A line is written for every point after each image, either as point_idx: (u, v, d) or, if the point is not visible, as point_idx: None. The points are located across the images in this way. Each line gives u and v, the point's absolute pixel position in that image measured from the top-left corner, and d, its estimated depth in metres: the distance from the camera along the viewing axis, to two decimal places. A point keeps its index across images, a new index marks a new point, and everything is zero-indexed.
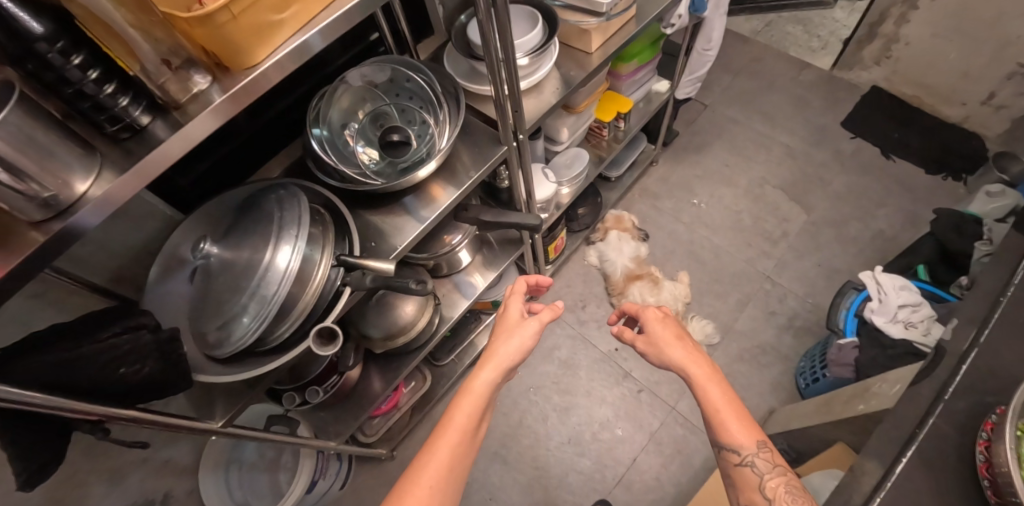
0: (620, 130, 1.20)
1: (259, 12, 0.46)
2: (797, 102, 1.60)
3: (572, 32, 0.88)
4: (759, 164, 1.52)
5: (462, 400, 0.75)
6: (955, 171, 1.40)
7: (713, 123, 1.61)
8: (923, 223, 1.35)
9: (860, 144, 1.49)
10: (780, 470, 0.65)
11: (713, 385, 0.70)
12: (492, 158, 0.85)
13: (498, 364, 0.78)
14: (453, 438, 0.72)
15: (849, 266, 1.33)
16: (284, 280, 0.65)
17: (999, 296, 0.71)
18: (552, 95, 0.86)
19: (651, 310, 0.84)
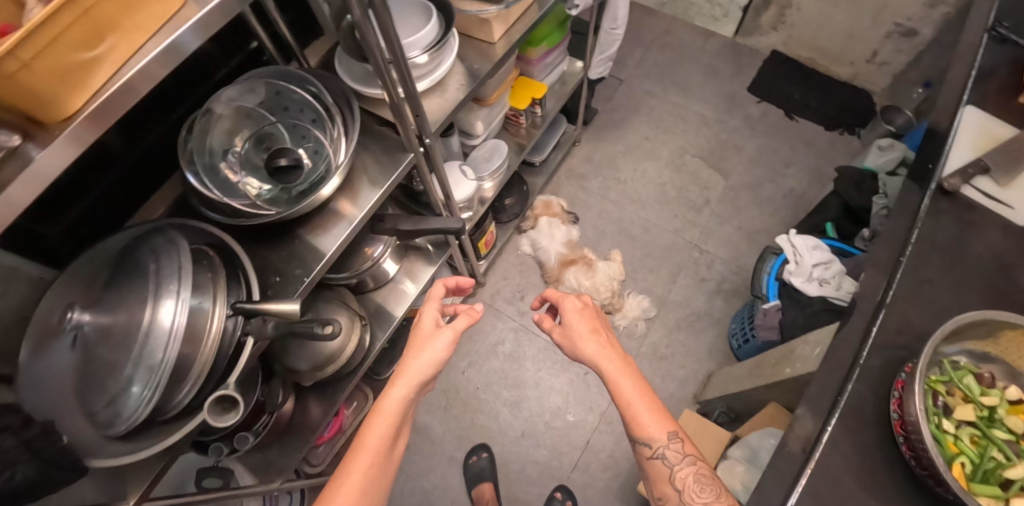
0: (537, 115, 1.16)
1: (62, 52, 0.36)
2: (706, 70, 1.64)
3: (472, 21, 0.81)
4: (677, 134, 1.55)
5: (375, 421, 0.71)
6: (849, 126, 1.50)
7: (630, 98, 1.61)
8: (826, 177, 1.44)
9: (766, 108, 1.56)
10: (691, 460, 0.68)
11: (625, 376, 0.72)
12: (402, 164, 0.79)
13: (410, 378, 0.74)
14: (365, 462, 0.68)
15: (766, 226, 1.41)
16: (171, 341, 0.55)
17: (901, 255, 0.75)
18: (456, 94, 0.80)
19: (573, 302, 0.82)
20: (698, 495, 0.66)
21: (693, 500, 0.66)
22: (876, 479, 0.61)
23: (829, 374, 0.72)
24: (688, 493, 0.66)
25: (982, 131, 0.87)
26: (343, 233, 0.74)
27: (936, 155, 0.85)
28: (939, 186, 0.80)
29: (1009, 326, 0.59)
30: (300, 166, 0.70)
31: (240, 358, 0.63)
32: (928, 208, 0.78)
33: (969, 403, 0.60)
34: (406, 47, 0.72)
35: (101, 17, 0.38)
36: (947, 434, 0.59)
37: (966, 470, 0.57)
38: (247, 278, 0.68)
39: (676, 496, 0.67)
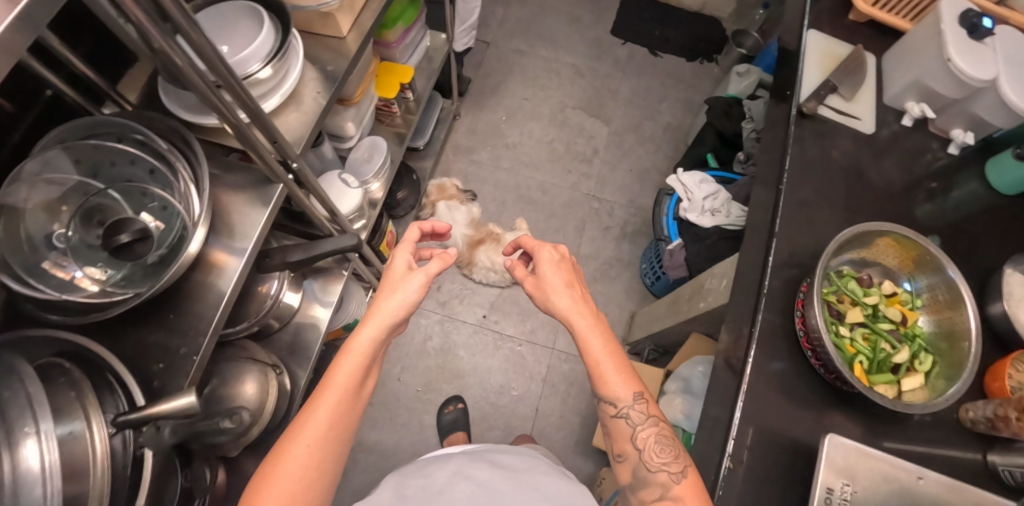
0: (410, 100, 1.20)
1: None
2: (569, 19, 1.62)
3: (313, 19, 0.83)
4: (554, 89, 1.53)
5: (341, 363, 0.67)
6: (707, 55, 1.60)
7: (500, 59, 1.56)
8: (695, 106, 1.53)
9: (631, 49, 1.59)
10: (652, 422, 0.70)
11: (594, 334, 0.73)
12: (273, 199, 0.71)
13: (383, 317, 0.69)
14: (333, 401, 0.65)
15: (653, 163, 1.47)
16: (50, 486, 0.36)
17: (780, 185, 0.83)
18: (313, 103, 0.81)
19: (545, 259, 0.81)
20: (658, 455, 0.67)
21: (652, 460, 0.67)
22: (792, 390, 0.70)
23: (741, 305, 0.80)
24: (648, 452, 0.68)
25: (825, 51, 0.97)
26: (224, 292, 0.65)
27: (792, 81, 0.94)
28: (800, 111, 0.89)
29: (882, 235, 0.70)
30: (149, 236, 0.62)
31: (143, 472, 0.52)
32: (793, 136, 0.87)
33: (855, 306, 0.71)
34: (243, 62, 0.70)
35: None
36: (844, 338, 0.69)
37: (862, 365, 0.68)
38: (128, 384, 0.56)
39: (635, 456, 0.69)
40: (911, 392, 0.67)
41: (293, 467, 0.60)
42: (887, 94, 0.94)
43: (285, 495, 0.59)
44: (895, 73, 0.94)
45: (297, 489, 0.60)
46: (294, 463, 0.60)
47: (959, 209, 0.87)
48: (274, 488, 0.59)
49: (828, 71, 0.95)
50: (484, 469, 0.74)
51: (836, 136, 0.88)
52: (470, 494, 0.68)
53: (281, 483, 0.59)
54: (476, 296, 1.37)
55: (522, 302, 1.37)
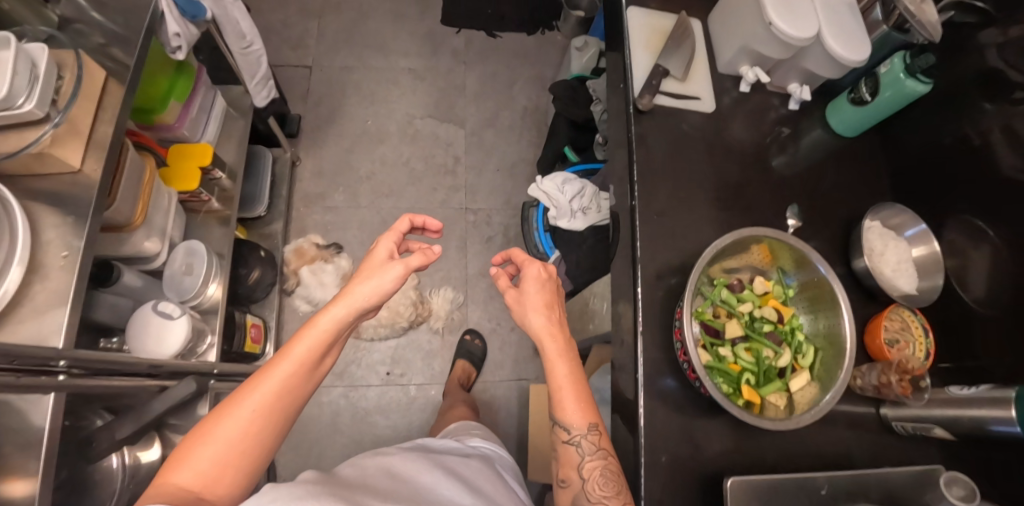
0: (221, 178, 1.00)
1: None
2: (392, 15, 1.44)
3: (27, 162, 0.65)
4: (396, 102, 1.37)
5: (307, 336, 0.60)
6: (546, 23, 1.49)
7: (329, 83, 1.36)
8: (547, 82, 1.43)
9: (467, 36, 1.45)
10: (602, 455, 0.66)
11: (560, 362, 0.68)
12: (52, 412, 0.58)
13: (362, 295, 0.62)
14: (294, 371, 0.58)
15: (520, 156, 1.38)
16: None
17: (633, 200, 0.77)
18: (62, 269, 0.65)
19: (525, 290, 0.72)
20: (600, 487, 0.64)
21: (592, 492, 0.64)
22: (687, 417, 0.69)
23: (625, 333, 0.76)
24: (590, 483, 0.65)
25: (648, 28, 0.89)
26: None
27: (623, 73, 0.86)
28: (637, 108, 0.82)
29: (755, 240, 0.68)
30: None
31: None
32: (636, 136, 0.81)
33: (730, 319, 0.70)
34: None
35: None
36: (729, 359, 0.68)
37: (750, 383, 0.67)
38: None
39: (577, 485, 0.66)
40: (802, 391, 0.68)
41: (231, 430, 0.54)
42: (721, 63, 0.89)
43: (215, 460, 0.53)
44: (723, 38, 0.89)
45: (231, 458, 0.53)
46: (233, 425, 0.54)
47: (809, 165, 0.88)
48: (205, 453, 0.53)
49: (655, 53, 0.88)
50: (411, 461, 0.68)
51: (678, 123, 0.83)
52: (393, 482, 0.61)
53: (214, 445, 0.53)
54: (373, 354, 1.23)
55: (424, 345, 1.24)
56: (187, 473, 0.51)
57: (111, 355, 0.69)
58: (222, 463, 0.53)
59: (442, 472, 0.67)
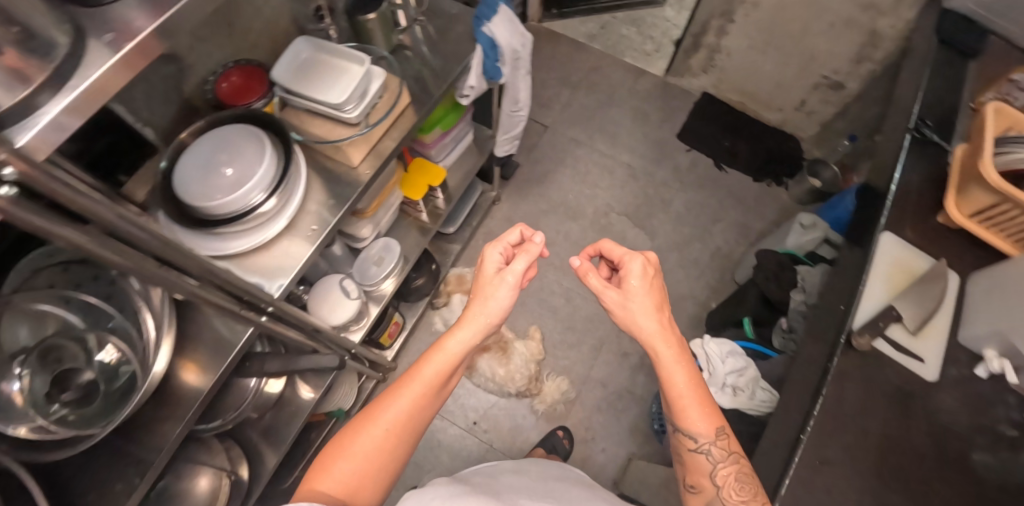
0: (439, 199, 1.09)
1: None
2: (634, 115, 1.32)
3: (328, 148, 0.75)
4: (603, 190, 1.27)
5: (432, 362, 0.63)
6: (777, 176, 1.30)
7: (556, 149, 1.30)
8: (756, 236, 1.25)
9: (695, 157, 1.30)
10: (734, 460, 0.59)
11: (679, 367, 0.59)
12: (240, 342, 0.69)
13: (482, 319, 0.64)
14: (419, 394, 0.61)
15: (692, 292, 1.22)
16: None
17: (802, 432, 0.73)
18: (304, 239, 0.71)
19: (631, 282, 0.63)
20: (737, 493, 0.58)
21: (730, 499, 0.58)
22: None
23: None
24: (728, 491, 0.58)
25: (899, 262, 0.83)
26: (189, 410, 0.65)
27: (850, 297, 0.82)
28: (848, 342, 0.77)
29: None
30: (93, 386, 0.58)
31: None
32: (836, 368, 0.76)
33: None
34: (245, 193, 0.66)
35: None
36: None
37: None
38: None
39: (710, 492, 0.59)
40: None
41: (368, 445, 0.58)
42: (964, 332, 0.77)
43: (355, 471, 0.56)
44: (980, 312, 0.76)
45: (367, 474, 0.57)
46: (371, 439, 0.58)
47: None
48: (343, 466, 0.56)
49: (895, 293, 0.81)
50: (540, 473, 0.82)
51: (885, 373, 0.76)
52: (530, 486, 0.75)
53: (353, 459, 0.57)
54: (471, 398, 1.14)
55: (518, 417, 1.13)
56: (329, 483, 0.54)
57: (300, 315, 0.75)
58: (359, 477, 0.56)
59: (573, 482, 0.79)
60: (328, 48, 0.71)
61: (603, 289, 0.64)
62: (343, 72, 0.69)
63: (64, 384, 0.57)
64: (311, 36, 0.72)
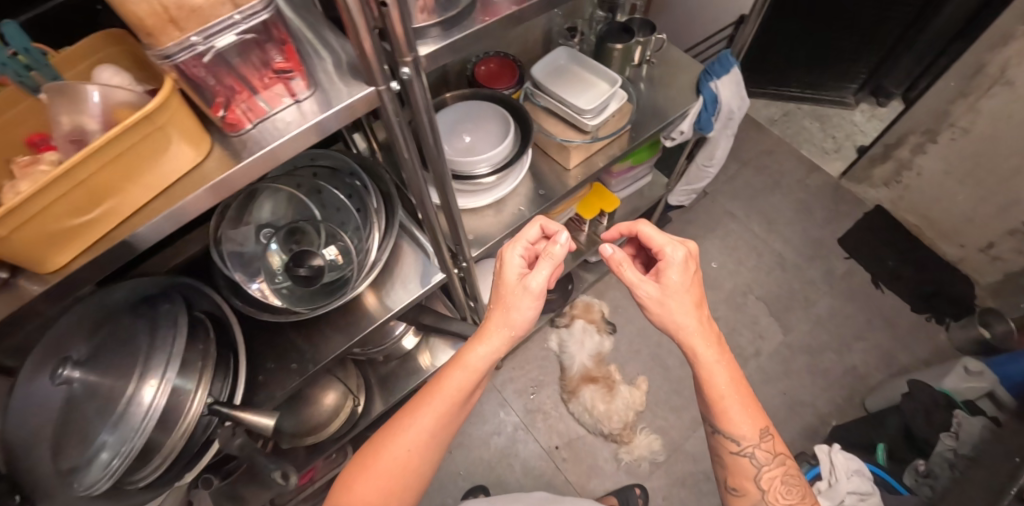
0: (603, 226, 1.06)
1: (47, 221, 0.34)
2: (797, 208, 1.30)
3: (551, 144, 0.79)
4: (746, 268, 1.25)
5: (452, 382, 0.58)
6: (939, 314, 1.20)
7: (709, 214, 1.31)
8: (898, 368, 1.15)
9: (853, 267, 1.25)
10: (779, 462, 0.56)
11: (721, 367, 0.54)
12: (432, 283, 0.71)
13: (505, 338, 0.58)
14: (441, 414, 0.57)
15: (816, 400, 1.14)
16: (146, 420, 0.51)
17: None
18: (511, 215, 0.77)
19: (675, 275, 0.57)
20: (782, 496, 0.56)
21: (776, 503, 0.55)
22: None
23: None
24: (772, 496, 0.56)
25: None
26: (363, 328, 0.67)
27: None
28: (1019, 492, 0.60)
29: None
30: (316, 274, 0.59)
31: (202, 458, 0.58)
32: None
33: None
34: (474, 162, 0.71)
35: (97, 185, 0.35)
36: None
37: None
38: (238, 374, 0.61)
39: (754, 495, 0.56)
40: None
41: (391, 461, 0.55)
42: None
43: (382, 484, 0.55)
44: None
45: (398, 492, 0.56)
46: (393, 455, 0.55)
47: None
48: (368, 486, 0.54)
49: None
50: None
51: None
52: None
53: (379, 475, 0.55)
54: (559, 422, 1.13)
55: (598, 459, 1.10)
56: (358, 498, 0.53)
57: (474, 281, 0.78)
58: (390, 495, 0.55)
59: None
60: (582, 62, 0.77)
61: (640, 282, 0.57)
62: (590, 86, 0.75)
63: (297, 261, 0.60)
64: (569, 47, 0.78)
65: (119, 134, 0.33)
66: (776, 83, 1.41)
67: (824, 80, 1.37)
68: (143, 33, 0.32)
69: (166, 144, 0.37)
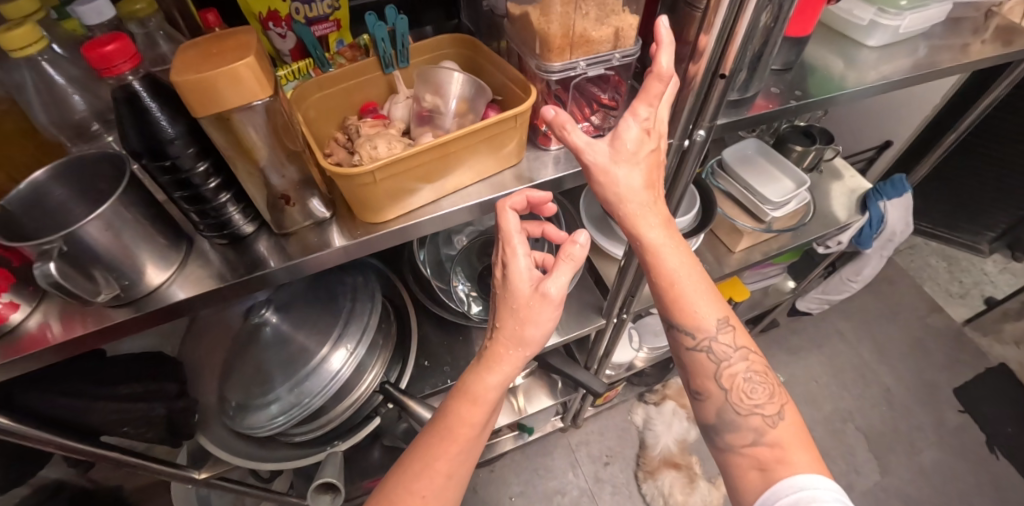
0: None
1: (403, 180, 0.36)
2: (911, 345, 1.25)
3: (722, 223, 0.76)
4: (850, 393, 1.19)
5: (459, 414, 0.39)
6: None
7: (817, 328, 1.28)
8: None
9: (968, 423, 1.15)
10: (744, 356, 0.43)
11: (669, 240, 0.41)
12: (588, 327, 0.67)
13: (512, 358, 0.39)
14: (455, 452, 0.39)
15: None
16: (330, 385, 0.55)
17: None
18: None
19: (642, 141, 0.38)
20: (749, 396, 0.42)
21: (743, 404, 0.42)
22: None
23: None
24: (738, 396, 0.42)
25: None
26: None
27: None
28: None
29: None
30: None
31: (360, 432, 0.60)
32: None
33: None
34: None
35: (447, 161, 0.37)
36: None
37: None
38: (407, 362, 0.62)
39: (718, 397, 0.43)
40: None
41: None
42: None
43: None
44: None
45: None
46: None
47: None
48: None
49: None
50: None
51: None
52: None
53: None
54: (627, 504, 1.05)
55: None
56: None
57: (614, 338, 0.74)
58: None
59: None
60: (769, 154, 0.78)
61: (590, 145, 0.37)
62: (776, 180, 0.74)
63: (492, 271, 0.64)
64: (759, 141, 0.80)
65: (488, 125, 0.36)
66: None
67: (959, 222, 1.34)
68: (542, 47, 0.37)
69: (504, 143, 0.39)
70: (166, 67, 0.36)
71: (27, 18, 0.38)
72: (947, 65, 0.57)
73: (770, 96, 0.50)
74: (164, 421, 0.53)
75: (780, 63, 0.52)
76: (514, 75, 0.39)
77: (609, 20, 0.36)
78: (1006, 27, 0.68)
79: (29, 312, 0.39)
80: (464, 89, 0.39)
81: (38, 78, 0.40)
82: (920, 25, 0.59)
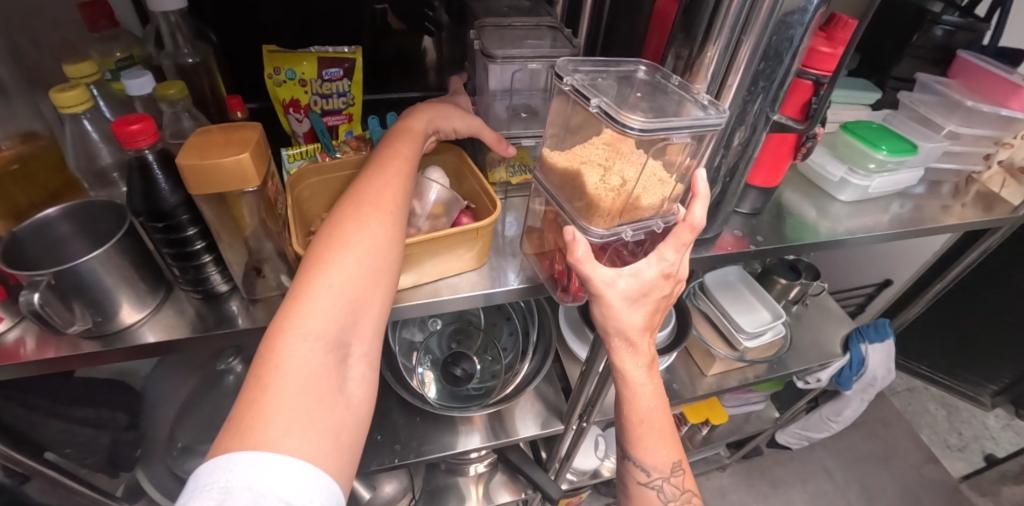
0: (701, 433, 1.00)
1: None
2: (903, 495, 1.18)
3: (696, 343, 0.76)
4: None
5: (363, 224, 0.30)
6: None
7: (803, 461, 1.22)
8: None
9: None
10: (686, 500, 0.45)
11: (650, 385, 0.41)
12: (549, 429, 0.66)
13: (398, 171, 0.35)
14: (386, 218, 0.32)
15: None
16: None
17: None
18: None
19: (659, 285, 0.37)
20: None
21: None
22: None
23: None
24: None
25: None
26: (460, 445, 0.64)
27: None
28: None
29: None
30: (470, 377, 0.66)
31: None
32: None
33: None
34: None
35: (413, 257, 0.40)
36: None
37: None
38: None
39: None
40: None
41: (366, 248, 0.30)
42: None
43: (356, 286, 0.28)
44: None
45: (349, 413, 0.25)
46: (364, 239, 0.30)
47: None
48: (314, 423, 0.24)
49: None
50: None
51: None
52: None
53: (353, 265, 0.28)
54: None
55: None
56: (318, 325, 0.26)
57: (576, 443, 0.72)
58: (336, 434, 0.24)
59: None
60: (748, 284, 0.81)
61: (609, 283, 0.36)
62: (752, 310, 0.76)
63: (458, 359, 0.67)
64: (742, 270, 0.84)
65: (453, 233, 0.40)
66: (903, 355, 1.37)
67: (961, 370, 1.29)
68: (587, 212, 0.38)
69: (465, 251, 0.43)
70: (182, 140, 0.40)
71: (83, 79, 0.44)
72: (917, 226, 0.60)
73: (736, 238, 0.53)
74: (107, 449, 0.53)
75: (748, 208, 0.55)
76: (486, 188, 0.44)
77: (659, 193, 0.38)
78: (985, 195, 0.70)
79: (11, 325, 0.41)
80: (442, 196, 0.44)
81: (76, 132, 0.45)
82: (893, 186, 0.63)
